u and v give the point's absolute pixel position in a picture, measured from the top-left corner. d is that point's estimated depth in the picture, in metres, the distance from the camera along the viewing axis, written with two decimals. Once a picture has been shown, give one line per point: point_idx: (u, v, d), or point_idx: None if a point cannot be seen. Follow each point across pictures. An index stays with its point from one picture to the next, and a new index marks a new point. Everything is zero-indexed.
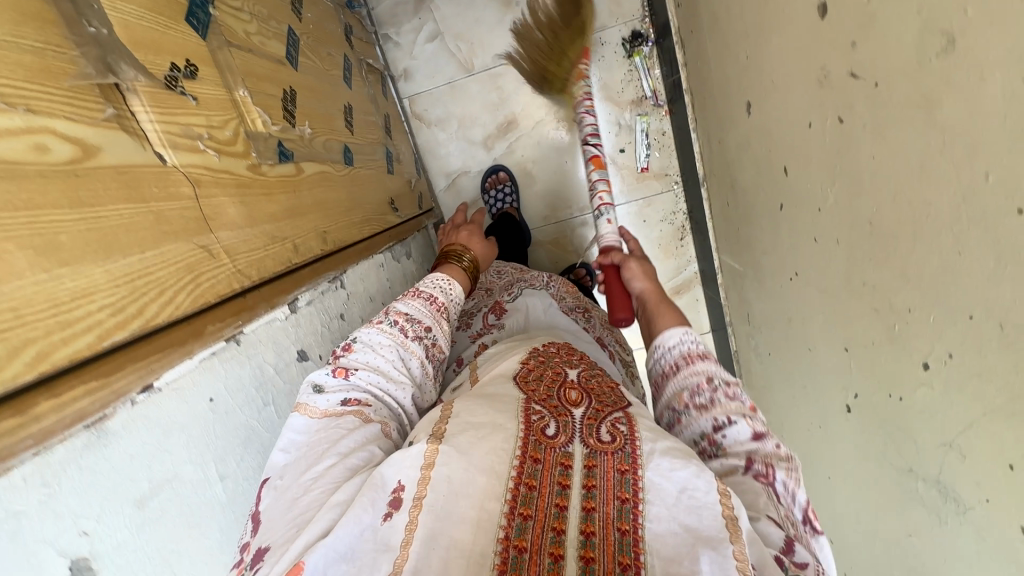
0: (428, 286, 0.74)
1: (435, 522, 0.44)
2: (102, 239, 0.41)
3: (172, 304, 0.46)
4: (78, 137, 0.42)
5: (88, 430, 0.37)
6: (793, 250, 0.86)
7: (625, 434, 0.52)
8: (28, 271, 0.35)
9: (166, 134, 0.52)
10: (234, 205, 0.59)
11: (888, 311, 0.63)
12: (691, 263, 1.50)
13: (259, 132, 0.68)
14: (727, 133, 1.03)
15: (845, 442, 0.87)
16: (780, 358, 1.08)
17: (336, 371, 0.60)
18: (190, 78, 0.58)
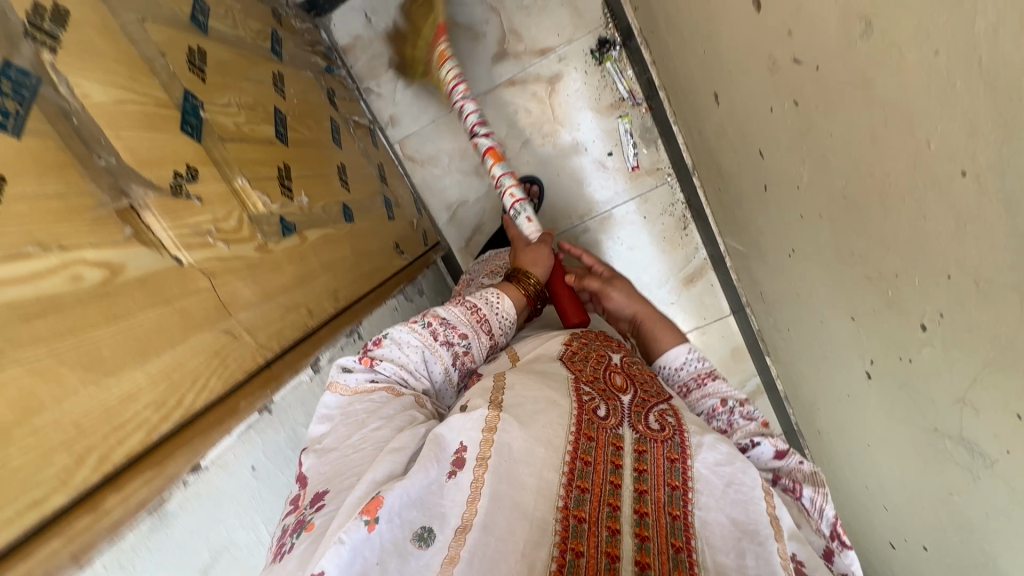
0: (472, 294, 0.76)
1: (501, 482, 0.49)
2: (139, 346, 0.48)
3: (206, 389, 0.52)
4: (106, 260, 0.49)
5: (151, 516, 0.46)
6: (786, 228, 0.87)
7: (673, 425, 0.59)
8: (80, 387, 0.42)
9: (180, 236, 0.59)
10: (248, 286, 0.65)
11: (878, 278, 0.64)
12: (699, 249, 1.51)
13: (261, 213, 0.75)
14: (703, 123, 1.05)
15: (873, 407, 0.87)
16: (799, 333, 1.08)
17: (363, 360, 0.67)
18: (192, 181, 0.65)
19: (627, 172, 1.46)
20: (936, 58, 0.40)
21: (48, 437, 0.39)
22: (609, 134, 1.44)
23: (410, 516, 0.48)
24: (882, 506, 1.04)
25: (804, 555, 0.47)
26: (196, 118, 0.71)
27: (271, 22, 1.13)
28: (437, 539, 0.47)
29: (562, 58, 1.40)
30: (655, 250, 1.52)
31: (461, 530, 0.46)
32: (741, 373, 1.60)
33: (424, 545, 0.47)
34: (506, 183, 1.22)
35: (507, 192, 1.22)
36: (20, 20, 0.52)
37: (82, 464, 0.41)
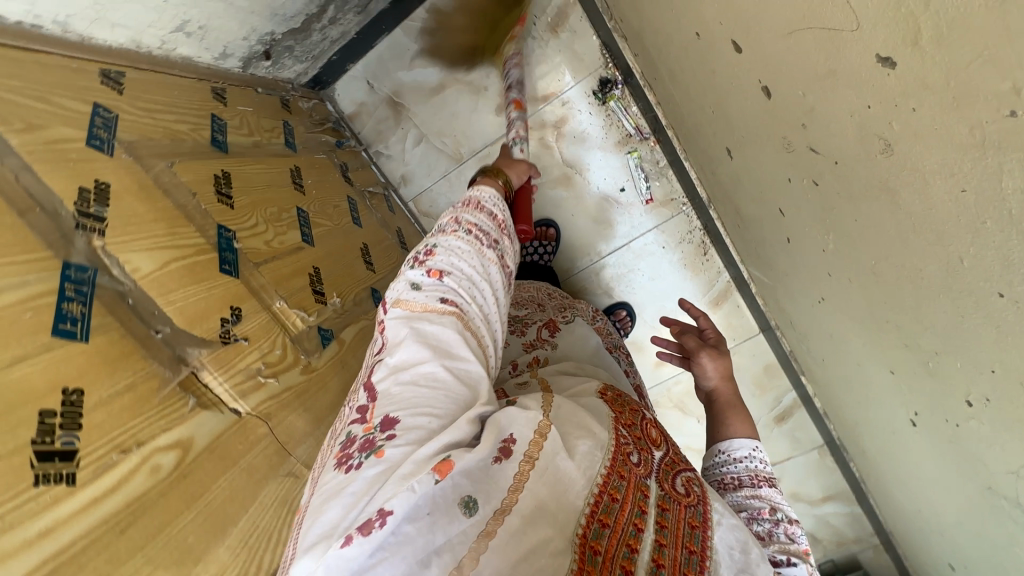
0: (489, 199, 0.74)
1: (541, 488, 0.47)
2: (217, 522, 0.53)
3: (278, 541, 0.58)
4: (177, 438, 0.52)
5: None
6: (814, 278, 0.87)
7: (698, 494, 0.56)
8: None
9: (235, 386, 0.62)
10: (301, 416, 0.68)
11: (916, 347, 0.64)
12: (722, 272, 1.50)
13: (300, 330, 0.78)
14: (717, 168, 1.05)
15: (921, 450, 0.86)
16: (834, 365, 1.08)
17: (429, 273, 0.62)
18: (238, 322, 0.68)
19: (642, 204, 1.46)
20: (964, 195, 0.40)
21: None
22: (620, 170, 1.44)
23: (461, 481, 0.44)
24: (937, 531, 1.04)
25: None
26: (232, 252, 0.74)
27: (281, 113, 1.16)
28: (480, 511, 0.43)
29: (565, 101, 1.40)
30: (677, 277, 1.52)
31: (500, 511, 0.44)
32: (776, 388, 1.59)
33: (467, 513, 0.43)
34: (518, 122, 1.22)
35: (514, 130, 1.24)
36: (71, 215, 0.56)
37: None
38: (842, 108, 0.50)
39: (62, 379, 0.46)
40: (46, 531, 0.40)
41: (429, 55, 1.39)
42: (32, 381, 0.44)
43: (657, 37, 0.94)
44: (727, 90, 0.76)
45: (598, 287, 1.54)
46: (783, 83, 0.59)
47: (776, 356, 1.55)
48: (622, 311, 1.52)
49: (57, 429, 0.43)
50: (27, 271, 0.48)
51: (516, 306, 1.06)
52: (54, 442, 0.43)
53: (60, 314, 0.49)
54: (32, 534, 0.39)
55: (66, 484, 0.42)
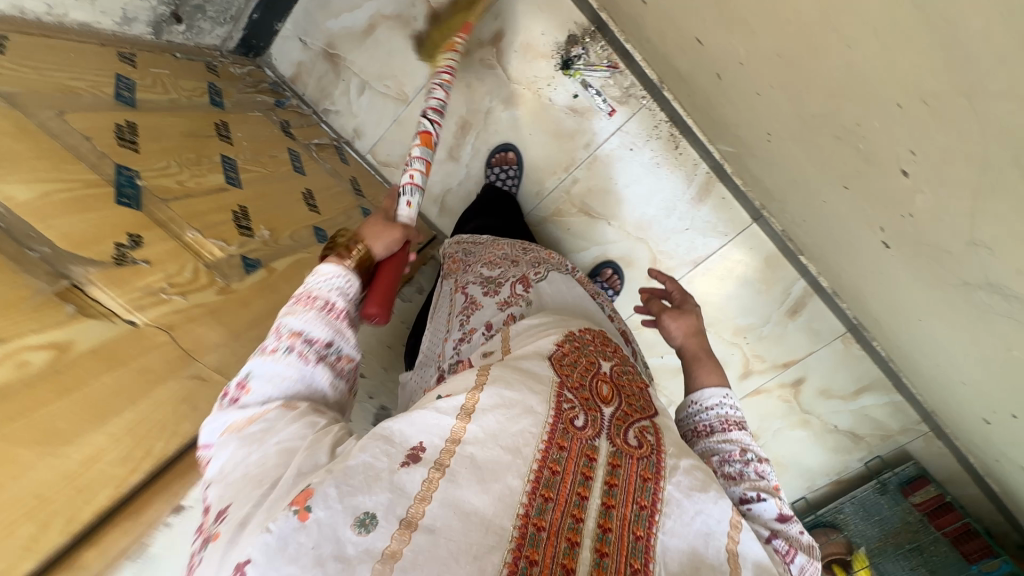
0: (326, 283, 0.58)
1: (464, 491, 0.44)
2: (95, 411, 0.50)
3: (179, 434, 0.55)
4: (53, 340, 0.52)
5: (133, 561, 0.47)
6: (753, 112, 0.78)
7: (651, 442, 0.54)
8: (37, 460, 0.45)
9: (132, 301, 0.62)
10: (213, 329, 0.67)
11: (847, 134, 0.56)
12: (699, 164, 1.40)
13: (219, 258, 0.77)
14: (645, 30, 0.96)
15: (906, 280, 0.76)
16: (814, 222, 0.98)
17: (242, 392, 0.52)
18: (136, 247, 0.68)
19: (599, 109, 1.38)
20: None
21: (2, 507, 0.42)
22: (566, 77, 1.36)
23: (357, 501, 0.41)
24: (959, 382, 0.93)
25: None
26: (132, 188, 0.74)
27: (205, 75, 1.15)
28: (380, 526, 0.40)
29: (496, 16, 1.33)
30: (652, 180, 1.43)
31: (406, 524, 0.41)
32: (782, 281, 1.48)
33: (364, 531, 0.40)
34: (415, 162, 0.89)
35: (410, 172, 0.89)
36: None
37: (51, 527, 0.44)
38: None
39: None
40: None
41: None
42: None
43: None
44: None
45: (572, 207, 1.49)
46: None
47: (774, 244, 1.44)
48: (608, 269, 1.50)
49: None
50: None
51: (488, 265, 0.95)
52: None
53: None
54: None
55: None
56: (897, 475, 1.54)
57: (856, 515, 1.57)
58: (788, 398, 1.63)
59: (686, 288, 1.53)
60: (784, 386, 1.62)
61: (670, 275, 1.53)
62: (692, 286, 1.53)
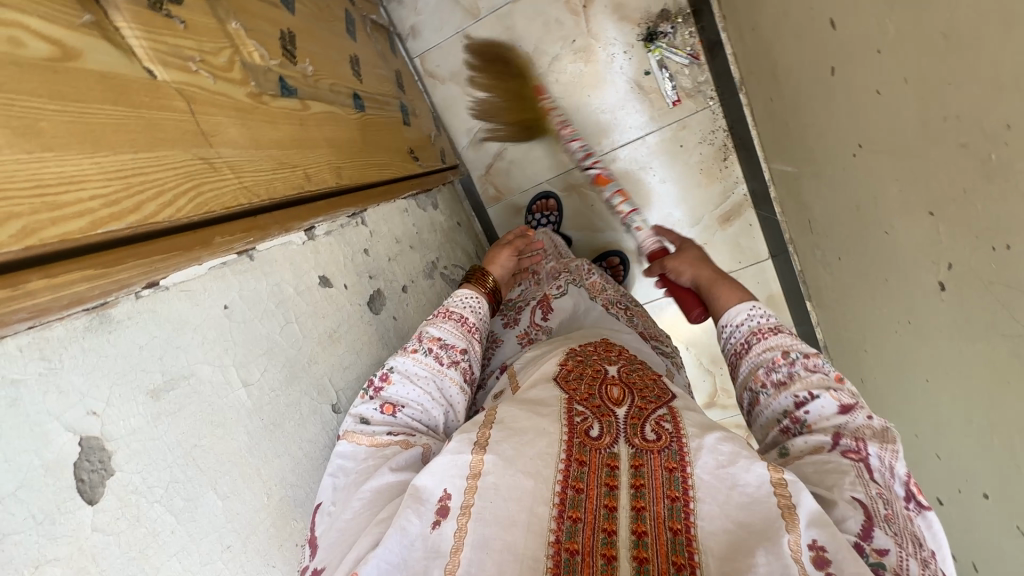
0: (460, 303, 0.70)
1: (488, 528, 0.44)
2: (92, 136, 0.40)
3: (173, 207, 0.45)
4: (56, 38, 0.41)
5: (88, 314, 0.36)
6: (854, 118, 0.75)
7: (671, 433, 0.50)
8: (7, 148, 0.34)
9: (155, 52, 0.51)
10: (235, 126, 0.57)
11: (978, 142, 0.53)
12: (740, 184, 1.37)
13: (257, 65, 0.67)
14: (761, 12, 0.92)
15: (943, 331, 0.75)
16: (852, 260, 0.96)
17: (383, 408, 0.59)
18: (175, 3, 0.56)
19: (665, 98, 1.34)
20: None
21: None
22: (641, 52, 1.31)
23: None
24: (930, 455, 0.93)
25: (826, 540, 0.40)
26: None
27: None
28: None
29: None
30: (690, 184, 1.40)
31: None
32: None
33: None
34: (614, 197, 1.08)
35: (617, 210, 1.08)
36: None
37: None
38: None
39: None
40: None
41: None
42: None
43: None
44: None
45: None
46: None
47: (781, 287, 1.43)
48: (615, 256, 1.41)
49: None
50: None
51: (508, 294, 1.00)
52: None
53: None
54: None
55: None
56: None
57: None
58: None
59: None
60: None
61: None
62: None
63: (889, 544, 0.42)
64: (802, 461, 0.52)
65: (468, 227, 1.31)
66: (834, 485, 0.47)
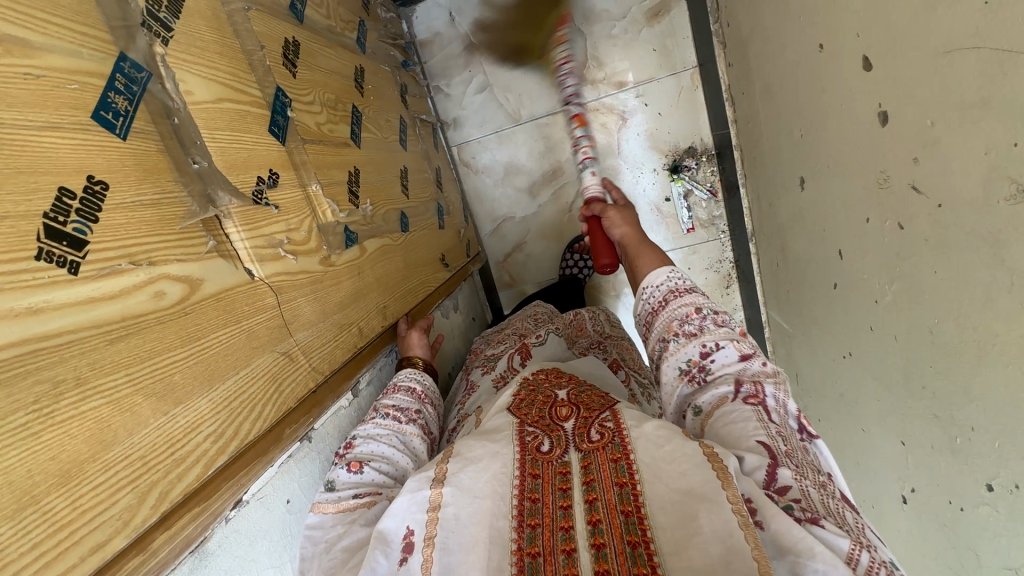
0: (406, 375, 0.78)
1: (452, 556, 0.49)
2: (208, 372, 0.49)
3: (261, 418, 0.54)
4: (187, 275, 0.48)
5: (194, 556, 0.47)
6: (848, 330, 0.84)
7: (612, 429, 0.57)
8: (151, 416, 0.43)
9: (255, 249, 0.57)
10: (310, 302, 0.64)
11: (948, 421, 0.62)
12: (737, 311, 1.48)
13: (329, 222, 0.72)
14: (778, 198, 1.02)
15: (899, 530, 0.83)
16: (826, 427, 1.05)
17: (349, 466, 0.63)
18: (272, 187, 0.62)
19: (681, 226, 1.43)
20: None
21: (112, 467, 0.40)
22: (665, 181, 1.40)
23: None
24: None
25: (757, 497, 0.47)
26: (284, 117, 0.68)
27: (360, 11, 1.10)
28: None
29: (636, 94, 1.36)
30: None
31: None
32: None
33: None
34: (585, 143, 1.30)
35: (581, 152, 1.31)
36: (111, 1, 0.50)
37: (145, 502, 0.42)
38: (977, 143, 0.47)
39: (89, 166, 0.42)
40: (33, 310, 0.36)
41: (521, 9, 1.36)
42: (61, 157, 0.40)
43: (766, 46, 0.93)
44: (831, 110, 0.73)
45: (612, 288, 1.52)
46: (910, 109, 0.56)
47: None
48: None
49: (72, 212, 0.40)
50: (80, 43, 0.43)
51: (495, 346, 1.06)
52: (65, 225, 0.39)
53: (105, 101, 0.44)
54: (21, 307, 0.36)
55: (68, 270, 0.39)
56: None
57: None
58: None
59: None
60: None
61: None
62: None
63: (793, 483, 0.49)
64: (717, 412, 0.60)
65: (480, 320, 1.41)
66: (741, 433, 0.55)
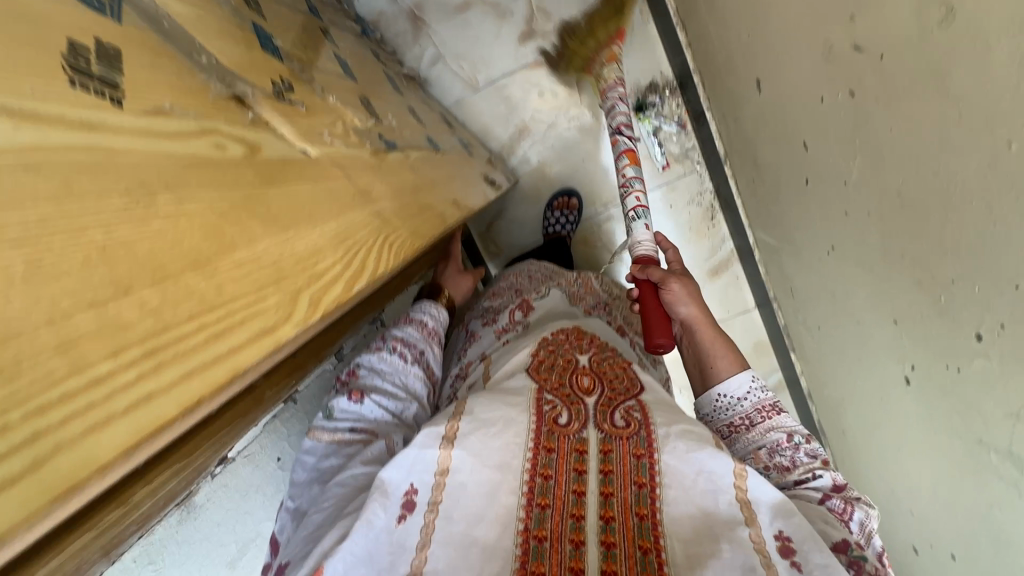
0: (425, 313, 0.84)
1: (457, 524, 0.50)
2: (307, 209, 0.50)
3: (375, 262, 0.57)
4: (245, 137, 0.47)
5: (181, 508, 0.66)
6: (827, 224, 0.84)
7: (638, 420, 0.59)
8: (267, 235, 0.44)
9: (301, 133, 0.55)
10: (378, 181, 0.65)
11: (930, 282, 0.61)
12: (726, 241, 1.47)
13: (362, 128, 0.70)
14: (741, 110, 1.01)
15: (907, 413, 0.83)
16: (828, 332, 1.05)
17: (352, 394, 0.69)
18: (290, 90, 0.58)
19: (657, 164, 1.42)
20: None
21: (242, 267, 0.41)
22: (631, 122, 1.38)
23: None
24: (907, 510, 1.01)
25: (789, 530, 0.50)
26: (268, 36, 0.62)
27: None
28: None
29: None
30: (681, 241, 1.47)
31: None
32: (762, 368, 1.57)
33: None
34: (637, 184, 1.06)
35: (633, 194, 1.05)
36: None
37: (298, 303, 0.45)
38: None
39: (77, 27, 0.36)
40: (88, 124, 0.33)
41: None
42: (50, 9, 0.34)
43: None
44: None
45: (599, 241, 1.51)
46: None
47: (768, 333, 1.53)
48: None
49: (92, 62, 0.36)
50: None
51: (492, 298, 1.05)
52: (91, 69, 0.35)
53: None
54: (75, 119, 0.33)
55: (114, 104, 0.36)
56: None
57: None
58: None
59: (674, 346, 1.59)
60: None
61: None
62: None
63: None
64: None
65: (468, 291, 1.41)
66: (793, 495, 0.54)
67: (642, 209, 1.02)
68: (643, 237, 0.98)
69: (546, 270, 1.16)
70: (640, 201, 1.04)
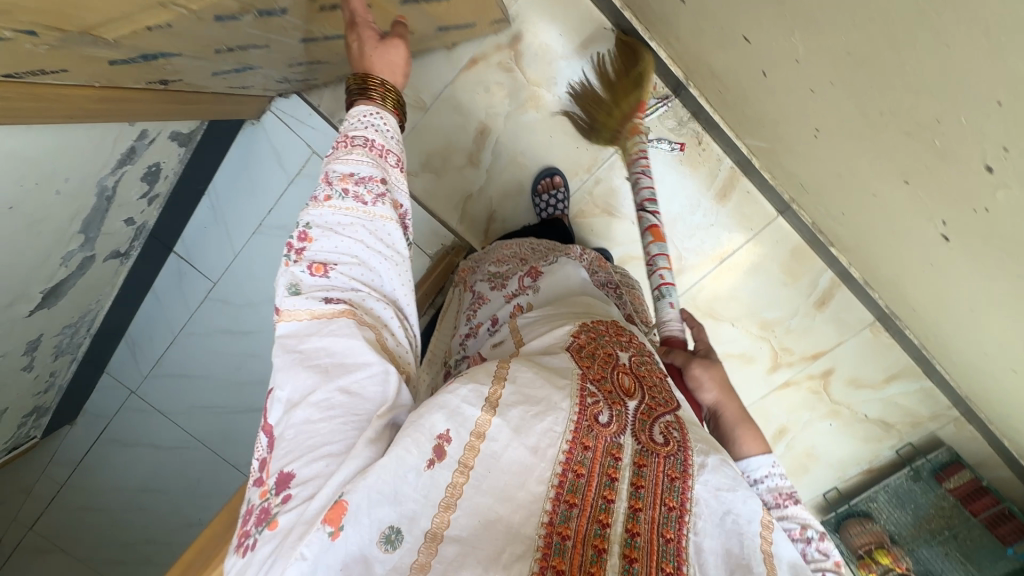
0: (360, 126, 0.72)
1: (484, 495, 0.54)
2: None
3: None
4: None
5: None
6: (798, 106, 0.82)
7: (675, 441, 0.63)
8: None
9: None
10: None
11: (922, 129, 0.65)
12: (724, 159, 1.40)
13: None
14: (677, 29, 0.97)
15: (964, 270, 0.77)
16: (855, 214, 0.98)
17: (311, 268, 0.64)
18: None
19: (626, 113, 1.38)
20: None
21: None
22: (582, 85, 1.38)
23: (382, 513, 0.51)
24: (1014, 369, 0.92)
25: None
26: None
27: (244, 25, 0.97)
28: (404, 544, 0.50)
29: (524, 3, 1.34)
30: (677, 177, 1.42)
31: (431, 539, 0.51)
32: (810, 273, 1.48)
33: (389, 548, 0.50)
34: (662, 261, 1.07)
35: (659, 272, 1.07)
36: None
37: None
38: None
39: None
40: None
41: None
42: None
43: None
44: None
45: (595, 208, 1.46)
46: None
47: (801, 237, 1.45)
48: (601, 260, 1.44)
49: None
50: None
51: (496, 263, 1.13)
52: None
53: None
54: None
55: None
56: (930, 463, 1.57)
57: (889, 503, 1.61)
58: (818, 389, 1.62)
59: (709, 283, 1.51)
60: (813, 378, 1.60)
61: (696, 273, 1.50)
62: (719, 282, 1.51)
63: None
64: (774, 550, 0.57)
65: None
66: None
67: (666, 283, 1.05)
68: (671, 313, 1.01)
69: (545, 245, 1.17)
70: (665, 279, 1.06)
